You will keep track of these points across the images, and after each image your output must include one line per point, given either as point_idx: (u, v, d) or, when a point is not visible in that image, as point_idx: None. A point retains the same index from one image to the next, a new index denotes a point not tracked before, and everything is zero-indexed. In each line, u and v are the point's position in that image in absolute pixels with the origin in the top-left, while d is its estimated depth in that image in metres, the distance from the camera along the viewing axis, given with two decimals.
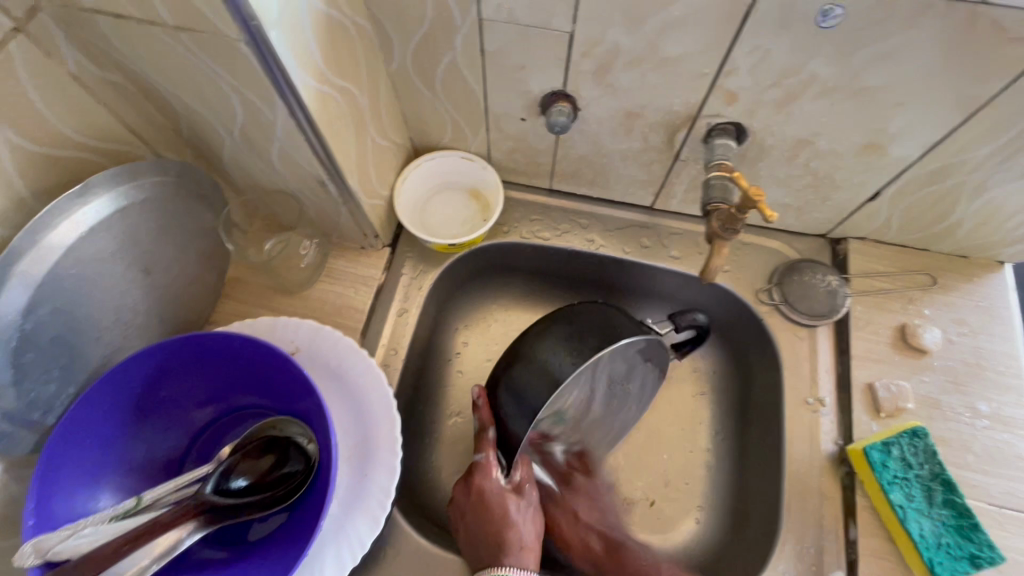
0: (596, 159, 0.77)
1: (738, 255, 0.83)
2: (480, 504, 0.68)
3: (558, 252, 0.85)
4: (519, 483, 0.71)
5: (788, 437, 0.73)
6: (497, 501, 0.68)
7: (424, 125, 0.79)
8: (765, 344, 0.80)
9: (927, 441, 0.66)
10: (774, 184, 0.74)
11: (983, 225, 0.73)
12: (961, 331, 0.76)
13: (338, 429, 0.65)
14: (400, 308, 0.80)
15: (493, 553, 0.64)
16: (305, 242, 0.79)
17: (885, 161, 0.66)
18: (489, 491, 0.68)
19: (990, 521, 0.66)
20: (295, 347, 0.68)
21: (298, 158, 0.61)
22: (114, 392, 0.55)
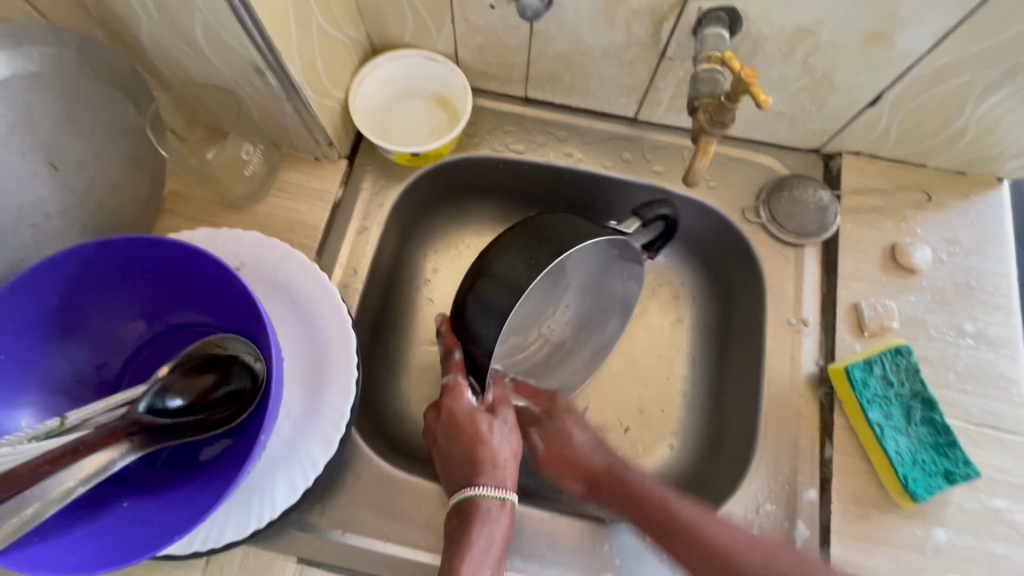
0: (575, 58, 0.70)
1: (725, 170, 0.77)
2: (452, 426, 0.65)
3: (533, 166, 0.79)
4: (493, 403, 0.68)
5: (768, 358, 0.70)
6: (467, 420, 0.65)
7: (381, 17, 0.70)
8: (749, 265, 0.76)
9: (910, 359, 0.64)
10: (768, 88, 0.68)
11: (986, 135, 0.68)
12: (953, 250, 0.72)
13: (289, 349, 0.60)
14: (359, 226, 0.74)
15: (465, 472, 0.62)
16: (249, 146, 0.71)
17: (890, 56, 0.60)
18: (458, 411, 0.66)
19: (967, 439, 0.64)
20: (240, 262, 0.61)
21: (228, 37, 0.53)
22: (25, 301, 0.48)
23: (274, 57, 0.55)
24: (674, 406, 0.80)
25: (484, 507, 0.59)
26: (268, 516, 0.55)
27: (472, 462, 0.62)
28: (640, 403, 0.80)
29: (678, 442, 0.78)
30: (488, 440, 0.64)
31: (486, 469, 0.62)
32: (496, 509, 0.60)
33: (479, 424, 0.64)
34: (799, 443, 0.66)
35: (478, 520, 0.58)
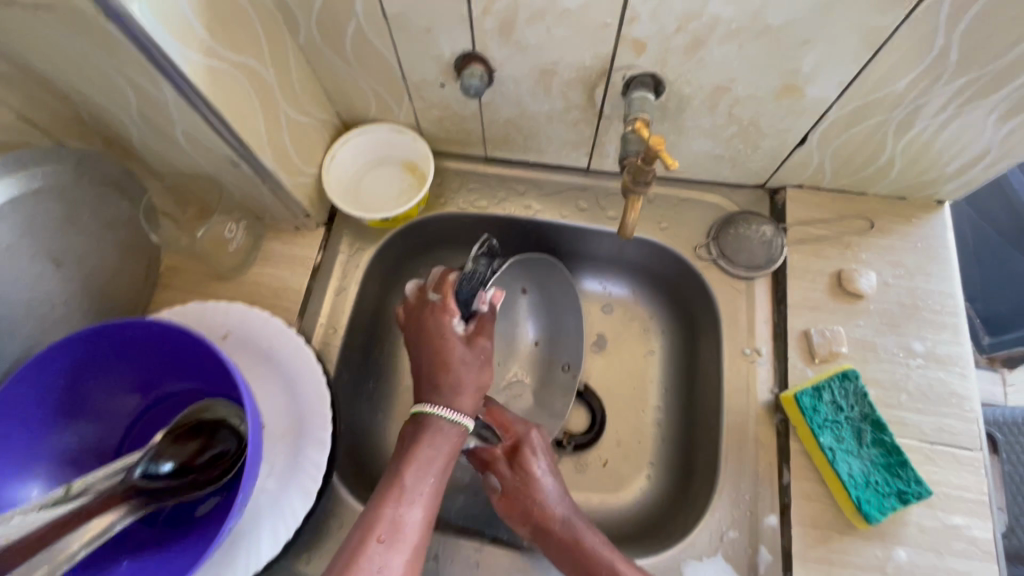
0: (524, 122, 0.76)
1: (675, 211, 0.82)
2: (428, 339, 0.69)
3: (497, 219, 0.85)
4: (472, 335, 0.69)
5: (726, 388, 0.73)
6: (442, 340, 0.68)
7: (347, 100, 0.78)
8: (705, 299, 0.80)
9: (857, 383, 0.67)
10: (702, 137, 0.73)
11: (914, 164, 0.72)
12: (898, 273, 0.75)
13: (271, 409, 0.66)
14: (338, 287, 0.80)
15: (421, 389, 0.67)
16: (231, 224, 0.76)
17: (805, 104, 0.65)
18: (437, 327, 0.69)
19: (922, 458, 0.66)
20: (225, 331, 0.68)
21: (204, 138, 0.60)
22: (34, 385, 0.55)
23: (246, 150, 0.63)
24: (646, 438, 0.83)
25: (410, 472, 0.61)
26: (252, 568, 0.58)
27: (437, 380, 0.66)
28: (614, 436, 0.83)
29: (653, 474, 0.80)
30: (460, 374, 0.67)
31: (446, 396, 0.65)
32: (433, 463, 0.62)
33: (455, 354, 0.67)
34: (760, 471, 0.69)
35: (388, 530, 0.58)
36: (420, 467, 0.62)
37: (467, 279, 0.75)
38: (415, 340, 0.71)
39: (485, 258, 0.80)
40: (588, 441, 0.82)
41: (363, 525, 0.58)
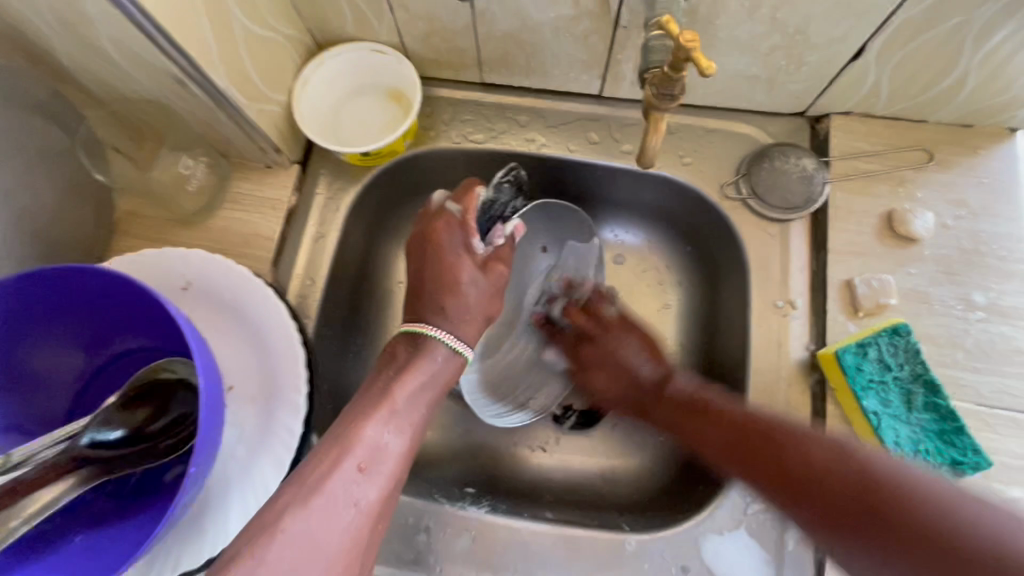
0: (525, 37, 0.65)
1: (700, 144, 0.71)
2: (436, 254, 0.63)
3: (496, 156, 0.74)
4: (488, 262, 0.65)
5: (754, 346, 0.65)
6: (453, 261, 0.63)
7: (318, 12, 0.66)
8: (732, 245, 0.70)
9: (909, 338, 0.58)
10: (737, 50, 0.61)
11: (991, 82, 0.60)
12: (960, 214, 0.65)
13: (239, 368, 0.59)
14: (317, 232, 0.71)
15: (420, 305, 0.63)
16: (188, 159, 0.68)
17: (867, 3, 0.53)
18: (450, 244, 0.63)
19: (978, 423, 0.58)
20: (186, 282, 0.60)
21: (137, 47, 0.50)
22: None
23: (191, 65, 0.53)
24: None
25: (402, 395, 0.56)
26: (220, 544, 0.53)
27: (441, 303, 0.62)
28: None
29: (667, 437, 0.73)
30: (464, 299, 0.63)
31: (450, 321, 0.62)
32: (424, 392, 0.58)
33: (467, 278, 0.63)
34: None
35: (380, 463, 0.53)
36: (414, 393, 0.57)
37: (489, 204, 0.66)
38: (421, 247, 0.64)
39: (512, 189, 0.70)
40: (590, 422, 0.74)
41: (338, 448, 0.50)
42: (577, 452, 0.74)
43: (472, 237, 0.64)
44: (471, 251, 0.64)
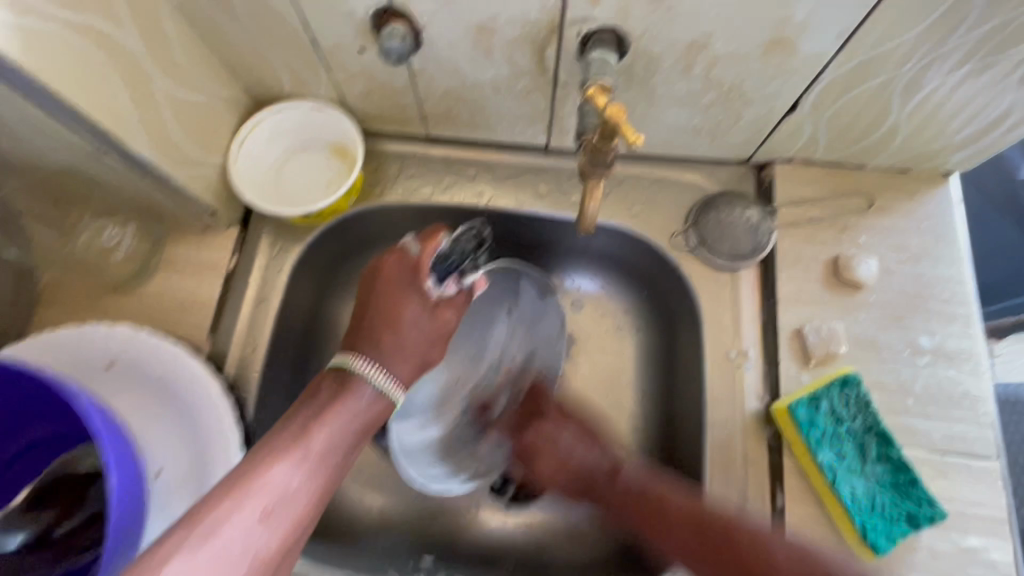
0: (466, 94, 0.64)
1: (648, 194, 0.71)
2: (386, 289, 0.59)
3: (445, 210, 0.73)
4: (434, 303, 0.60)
5: (709, 399, 0.64)
6: (399, 292, 0.59)
7: (253, 73, 0.64)
8: (685, 294, 0.70)
9: (860, 389, 0.58)
10: (676, 105, 0.62)
11: (921, 131, 0.62)
12: (902, 258, 0.66)
13: (169, 451, 0.55)
14: (258, 295, 0.68)
15: (356, 340, 0.58)
16: (112, 230, 0.64)
17: (796, 63, 0.54)
18: (396, 277, 0.59)
19: (932, 472, 0.58)
20: (111, 360, 0.56)
21: (43, 121, 0.48)
22: None
23: (105, 136, 0.50)
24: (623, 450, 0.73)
25: (321, 437, 0.50)
26: None
27: (378, 338, 0.57)
28: None
29: None
30: (403, 336, 0.58)
31: (382, 357, 0.57)
32: (351, 430, 0.52)
33: (410, 316, 0.58)
34: (747, 493, 0.60)
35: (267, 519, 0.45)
36: (334, 436, 0.51)
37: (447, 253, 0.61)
38: (368, 278, 0.60)
39: (475, 243, 0.65)
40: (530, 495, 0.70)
41: (237, 480, 0.45)
42: (536, 512, 0.71)
43: (425, 279, 0.59)
44: (421, 289, 0.59)
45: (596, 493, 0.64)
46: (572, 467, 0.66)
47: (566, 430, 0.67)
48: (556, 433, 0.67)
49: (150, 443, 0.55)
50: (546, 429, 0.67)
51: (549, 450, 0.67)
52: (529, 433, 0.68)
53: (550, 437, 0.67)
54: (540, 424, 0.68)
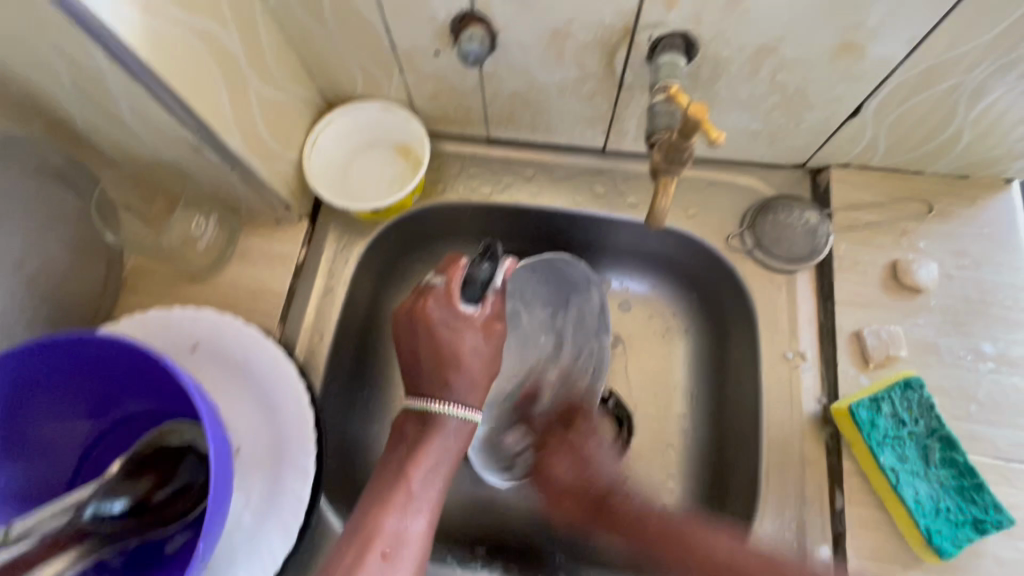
0: (532, 96, 0.66)
1: (703, 196, 0.73)
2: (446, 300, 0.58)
3: (502, 208, 0.75)
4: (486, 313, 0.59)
5: (766, 399, 0.64)
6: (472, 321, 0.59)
7: (330, 74, 0.68)
8: (739, 296, 0.70)
9: (922, 392, 0.58)
10: (738, 108, 0.63)
11: (984, 137, 0.62)
12: (963, 263, 0.66)
13: (247, 432, 0.58)
14: (325, 286, 0.71)
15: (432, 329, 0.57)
16: (199, 218, 0.68)
17: (863, 68, 0.55)
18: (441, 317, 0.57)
19: (997, 478, 0.58)
20: (196, 342, 0.60)
21: (153, 114, 0.51)
22: None
23: (206, 130, 0.54)
24: (672, 449, 0.74)
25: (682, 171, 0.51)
26: None
27: (444, 377, 0.57)
28: (637, 449, 0.74)
29: (678, 488, 0.72)
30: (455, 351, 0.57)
31: (456, 393, 0.57)
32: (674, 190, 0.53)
33: (469, 347, 0.58)
34: (805, 493, 0.60)
35: (437, 433, 0.56)
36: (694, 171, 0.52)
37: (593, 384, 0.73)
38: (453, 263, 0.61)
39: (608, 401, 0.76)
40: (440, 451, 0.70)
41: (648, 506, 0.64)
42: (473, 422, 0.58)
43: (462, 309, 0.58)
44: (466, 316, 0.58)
45: (605, 514, 0.65)
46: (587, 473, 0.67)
47: (591, 438, 0.69)
48: (574, 449, 0.69)
49: (231, 423, 0.58)
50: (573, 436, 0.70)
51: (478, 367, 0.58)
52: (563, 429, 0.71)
53: (576, 441, 0.69)
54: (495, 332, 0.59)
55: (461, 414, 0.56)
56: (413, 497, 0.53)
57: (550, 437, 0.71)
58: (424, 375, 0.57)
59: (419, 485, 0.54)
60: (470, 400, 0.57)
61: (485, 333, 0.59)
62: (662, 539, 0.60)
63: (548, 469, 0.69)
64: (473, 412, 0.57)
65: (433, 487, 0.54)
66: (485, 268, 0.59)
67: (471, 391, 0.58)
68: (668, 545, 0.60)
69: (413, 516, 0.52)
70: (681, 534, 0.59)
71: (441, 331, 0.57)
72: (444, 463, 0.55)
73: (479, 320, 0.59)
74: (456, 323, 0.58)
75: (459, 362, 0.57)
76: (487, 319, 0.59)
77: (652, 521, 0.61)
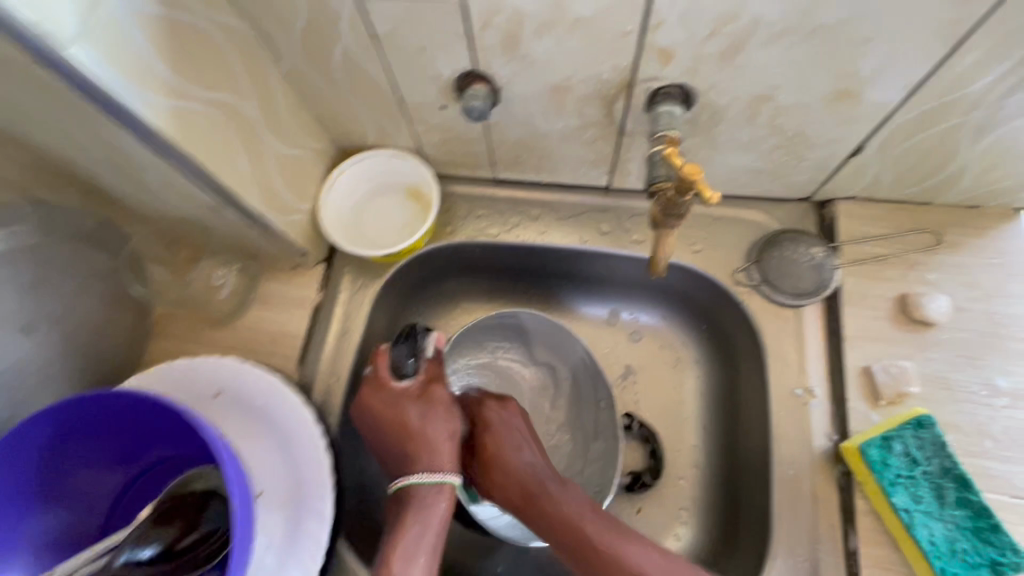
0: (535, 142, 0.68)
1: (708, 232, 0.73)
2: (379, 385, 0.64)
3: (510, 247, 0.77)
4: (424, 381, 0.65)
5: (776, 436, 0.65)
6: (408, 395, 0.64)
7: (342, 127, 0.71)
8: (747, 330, 0.71)
9: (935, 431, 0.57)
10: (739, 150, 0.64)
11: (990, 170, 0.62)
12: (974, 296, 0.65)
13: (266, 475, 0.61)
14: (340, 328, 0.73)
15: (375, 409, 0.63)
16: (220, 269, 0.71)
17: (862, 111, 0.56)
18: (380, 400, 0.63)
19: (1015, 518, 0.57)
20: (219, 388, 0.62)
21: (178, 182, 0.55)
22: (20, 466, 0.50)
23: (226, 193, 0.57)
24: (684, 482, 0.74)
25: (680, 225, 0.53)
26: None
27: (405, 452, 0.62)
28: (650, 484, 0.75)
29: (691, 523, 0.72)
30: (404, 424, 0.62)
31: (423, 460, 0.61)
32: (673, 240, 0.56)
33: (413, 414, 0.63)
34: (818, 533, 0.60)
35: (413, 507, 0.58)
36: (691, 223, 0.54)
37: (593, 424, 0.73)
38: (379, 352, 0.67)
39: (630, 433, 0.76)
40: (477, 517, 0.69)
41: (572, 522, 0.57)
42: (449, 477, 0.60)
43: (396, 385, 0.64)
44: (405, 390, 0.64)
45: (533, 506, 0.59)
46: (512, 467, 0.61)
47: (516, 417, 0.65)
48: (507, 427, 0.64)
49: (252, 467, 0.61)
50: (491, 413, 0.65)
51: (424, 435, 0.62)
52: (489, 404, 0.66)
53: (505, 422, 0.64)
54: (433, 397, 0.64)
55: (430, 480, 0.59)
56: None
57: (488, 414, 0.65)
58: (394, 456, 0.63)
59: (401, 564, 0.55)
60: (437, 464, 0.60)
61: (425, 398, 0.64)
62: (571, 535, 0.56)
63: (490, 452, 0.63)
64: (443, 475, 0.60)
65: (414, 565, 0.55)
66: (405, 350, 0.65)
67: (436, 458, 0.61)
68: (579, 553, 0.56)
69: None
70: (585, 538, 0.55)
71: (382, 411, 0.63)
72: (424, 539, 0.56)
73: (416, 388, 0.65)
74: (394, 399, 0.63)
75: (411, 434, 0.62)
76: (424, 385, 0.65)
77: (569, 518, 0.57)
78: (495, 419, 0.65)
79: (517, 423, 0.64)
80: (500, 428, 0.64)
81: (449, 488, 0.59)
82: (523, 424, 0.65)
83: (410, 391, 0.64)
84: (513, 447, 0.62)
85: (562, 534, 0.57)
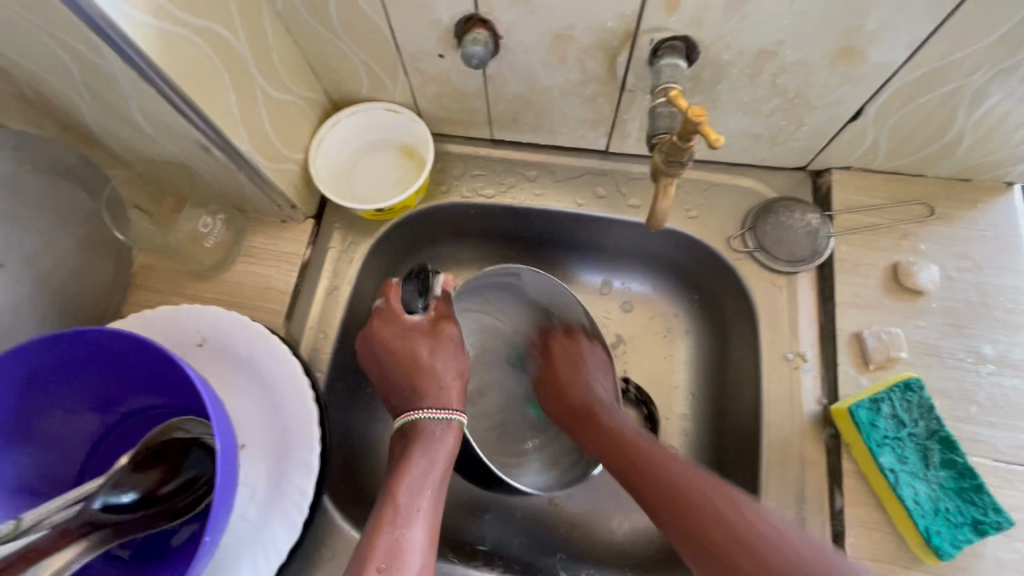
0: (535, 98, 0.67)
1: (705, 198, 0.73)
2: (392, 316, 0.64)
3: (505, 209, 0.76)
4: (435, 317, 0.66)
5: (766, 399, 0.65)
6: (416, 332, 0.64)
7: (336, 76, 0.69)
8: (740, 296, 0.71)
9: (923, 394, 0.58)
10: (739, 112, 0.64)
11: (985, 140, 0.62)
12: (964, 266, 0.66)
13: (251, 426, 0.59)
14: (329, 284, 0.72)
15: (385, 341, 0.64)
16: (206, 217, 0.68)
17: (864, 71, 0.56)
18: (391, 333, 0.64)
19: (997, 480, 0.58)
20: (202, 338, 0.60)
21: (163, 115, 0.52)
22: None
23: (214, 132, 0.55)
24: (672, 449, 0.74)
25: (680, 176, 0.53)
26: None
27: (414, 385, 0.62)
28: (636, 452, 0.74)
29: None
30: (416, 357, 0.63)
31: (431, 398, 0.61)
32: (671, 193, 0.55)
33: (423, 349, 0.63)
34: (806, 494, 0.61)
35: (421, 442, 0.58)
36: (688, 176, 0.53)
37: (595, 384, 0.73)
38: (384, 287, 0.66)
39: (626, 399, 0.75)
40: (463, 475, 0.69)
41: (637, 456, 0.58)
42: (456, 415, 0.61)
43: (408, 318, 0.65)
44: (416, 324, 0.64)
45: (578, 421, 0.66)
46: (584, 385, 0.68)
47: (586, 347, 0.71)
48: (574, 358, 0.71)
49: (236, 418, 0.59)
50: (575, 345, 0.71)
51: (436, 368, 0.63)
52: (555, 339, 0.73)
53: (574, 352, 0.71)
54: (444, 331, 0.65)
55: (439, 416, 0.59)
56: (400, 510, 0.54)
57: (555, 346, 0.73)
58: (399, 388, 0.63)
59: (407, 497, 0.55)
60: (445, 402, 0.61)
61: (435, 332, 0.65)
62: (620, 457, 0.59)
63: (556, 379, 0.71)
64: (452, 412, 0.61)
65: (422, 497, 0.56)
66: (414, 287, 0.65)
67: (443, 395, 0.62)
68: (627, 463, 0.58)
69: (408, 527, 0.53)
70: (636, 450, 0.59)
71: (392, 342, 0.63)
72: (432, 471, 0.57)
73: (426, 323, 0.65)
74: (404, 332, 0.64)
75: (422, 366, 0.63)
76: (434, 320, 0.65)
77: (621, 440, 0.61)
78: (575, 352, 0.71)
79: (595, 354, 0.71)
80: (566, 369, 0.70)
81: (456, 426, 0.60)
82: (600, 354, 0.71)
83: (421, 326, 0.65)
84: (592, 386, 0.68)
85: (610, 450, 0.61)
